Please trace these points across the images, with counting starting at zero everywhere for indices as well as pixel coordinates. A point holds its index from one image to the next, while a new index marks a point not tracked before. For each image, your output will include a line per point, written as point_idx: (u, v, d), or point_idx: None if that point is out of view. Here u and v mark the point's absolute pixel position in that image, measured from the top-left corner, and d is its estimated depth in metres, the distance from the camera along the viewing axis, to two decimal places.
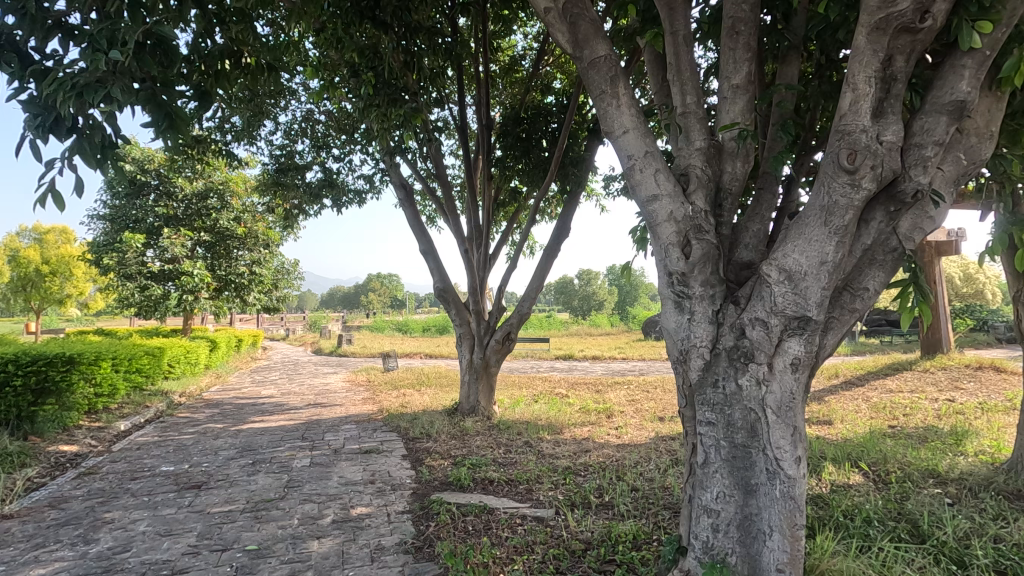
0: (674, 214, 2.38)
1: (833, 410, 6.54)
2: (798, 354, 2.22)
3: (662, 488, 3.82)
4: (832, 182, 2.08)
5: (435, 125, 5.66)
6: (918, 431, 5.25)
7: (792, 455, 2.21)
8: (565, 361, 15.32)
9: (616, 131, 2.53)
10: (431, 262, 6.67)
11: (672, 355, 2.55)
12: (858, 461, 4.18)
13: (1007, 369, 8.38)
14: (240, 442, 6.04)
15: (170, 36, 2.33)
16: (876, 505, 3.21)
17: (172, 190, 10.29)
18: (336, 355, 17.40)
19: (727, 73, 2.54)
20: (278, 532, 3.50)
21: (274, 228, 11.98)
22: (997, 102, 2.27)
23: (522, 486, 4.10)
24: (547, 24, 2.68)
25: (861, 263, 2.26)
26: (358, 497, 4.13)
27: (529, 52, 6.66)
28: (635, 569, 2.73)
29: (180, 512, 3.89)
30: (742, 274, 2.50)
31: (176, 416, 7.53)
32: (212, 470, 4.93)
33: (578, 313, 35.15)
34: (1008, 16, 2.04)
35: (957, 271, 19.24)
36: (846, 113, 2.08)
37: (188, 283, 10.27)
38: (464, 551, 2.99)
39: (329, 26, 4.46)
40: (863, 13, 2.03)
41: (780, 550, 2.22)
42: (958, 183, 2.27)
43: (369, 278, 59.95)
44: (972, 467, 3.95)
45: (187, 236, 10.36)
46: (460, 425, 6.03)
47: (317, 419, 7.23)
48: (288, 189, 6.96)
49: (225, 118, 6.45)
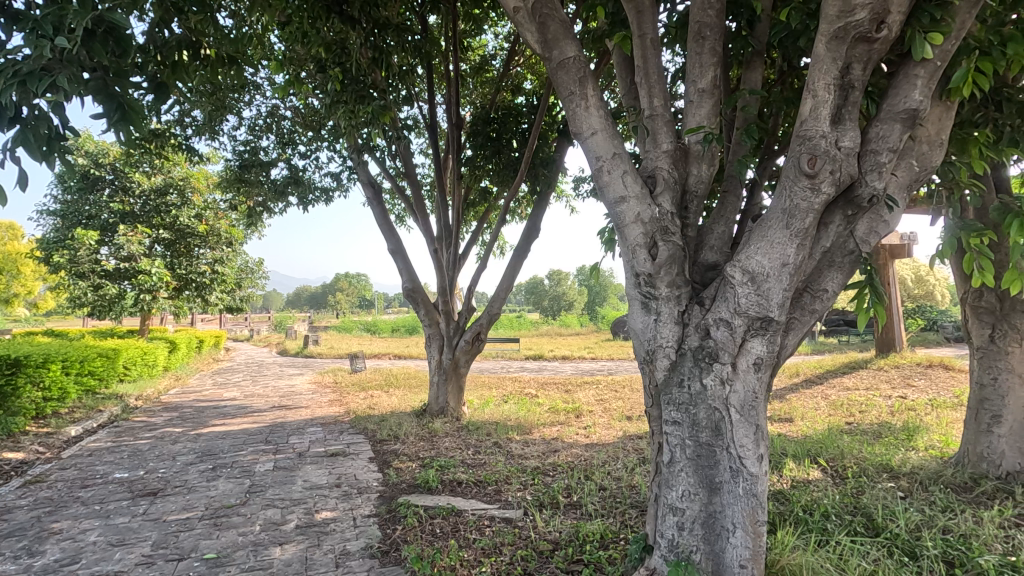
0: (641, 215, 2.40)
1: (793, 408, 6.73)
2: (760, 354, 2.27)
3: (630, 487, 3.85)
4: (793, 187, 2.13)
5: (405, 124, 5.59)
6: (873, 427, 5.46)
7: (754, 453, 2.27)
8: (535, 361, 15.36)
9: (584, 133, 2.54)
10: (400, 262, 6.59)
11: (638, 355, 2.57)
12: (817, 457, 4.31)
13: (955, 367, 8.77)
14: (200, 446, 5.85)
15: (124, 25, 2.21)
16: (833, 500, 3.32)
17: (128, 185, 9.95)
18: (304, 356, 17.10)
19: (693, 77, 2.58)
20: (239, 539, 3.40)
21: (238, 226, 11.65)
22: (947, 111, 2.37)
23: (490, 487, 4.07)
24: (516, 24, 2.66)
25: (821, 265, 2.32)
26: (324, 501, 4.04)
27: (500, 52, 6.67)
28: (602, 569, 2.75)
29: (134, 520, 3.74)
30: (707, 276, 2.54)
31: (132, 420, 7.25)
32: (169, 476, 4.76)
33: (548, 313, 35.30)
34: (957, 29, 2.14)
35: (909, 273, 20.13)
36: (807, 119, 2.13)
37: (146, 282, 9.89)
38: (432, 554, 2.95)
39: (296, 20, 4.39)
40: (823, 21, 2.08)
41: (743, 546, 2.26)
42: (911, 188, 2.36)
43: (337, 279, 59.03)
44: (922, 461, 4.12)
45: (144, 233, 10.00)
46: (429, 426, 5.98)
47: (281, 422, 7.05)
48: (252, 186, 6.76)
49: (186, 111, 6.24)
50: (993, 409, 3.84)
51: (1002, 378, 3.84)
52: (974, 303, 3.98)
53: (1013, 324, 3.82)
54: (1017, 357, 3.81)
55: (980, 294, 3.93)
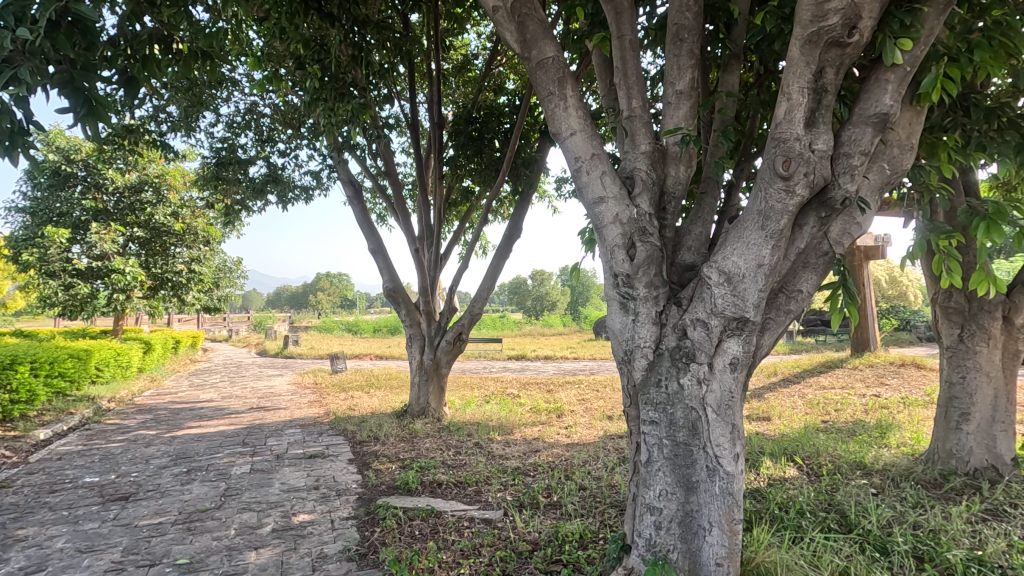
0: (619, 215, 2.41)
1: (771, 406, 6.82)
2: (736, 354, 2.29)
3: (609, 487, 3.87)
4: (768, 189, 2.15)
5: (385, 122, 5.53)
6: (848, 425, 5.56)
7: (730, 452, 2.30)
8: (518, 361, 15.38)
9: (563, 133, 2.54)
10: (381, 262, 6.53)
11: (617, 355, 2.58)
12: (793, 455, 4.37)
13: (927, 366, 8.99)
14: (174, 449, 5.73)
15: (90, 17, 2.14)
16: (808, 497, 3.38)
17: (101, 182, 9.72)
18: (284, 356, 16.89)
19: (671, 79, 2.60)
20: (213, 544, 3.33)
21: (215, 225, 11.47)
22: (917, 115, 2.42)
23: (470, 488, 4.06)
24: (495, 23, 2.64)
25: (796, 266, 2.36)
26: (301, 504, 3.98)
27: (482, 52, 6.66)
28: (580, 569, 2.76)
29: (104, 526, 3.64)
30: (685, 276, 2.56)
31: (104, 423, 7.07)
32: (141, 480, 4.65)
33: (532, 313, 35.33)
34: (926, 35, 2.19)
35: (882, 275, 20.60)
36: (782, 122, 2.16)
37: (119, 281, 9.64)
38: (410, 556, 2.92)
39: (273, 16, 4.30)
40: (797, 26, 2.11)
41: (719, 544, 2.29)
42: (883, 191, 2.40)
43: (318, 278, 58.43)
44: (894, 458, 4.21)
45: (118, 231, 9.75)
46: (409, 428, 5.93)
47: (258, 423, 6.96)
48: (230, 183, 6.63)
49: (160, 107, 6.10)
50: (962, 407, 3.94)
51: (970, 376, 3.93)
52: (944, 303, 4.07)
53: (981, 325, 3.91)
54: (984, 356, 3.90)
55: (950, 295, 4.02)
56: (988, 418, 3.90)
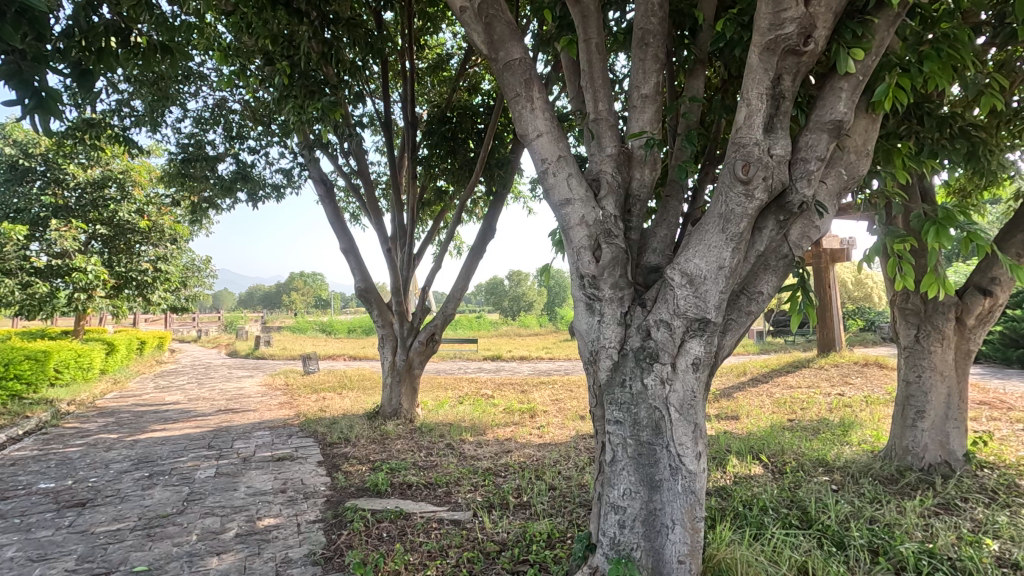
0: (585, 217, 2.42)
1: (739, 406, 6.96)
2: (699, 354, 2.33)
3: (579, 486, 3.88)
4: (729, 192, 2.19)
5: (358, 119, 5.45)
6: (812, 424, 5.70)
7: (693, 451, 2.34)
8: (493, 361, 15.44)
9: (530, 135, 2.55)
10: (352, 261, 6.46)
11: (582, 356, 2.59)
12: (759, 453, 4.46)
13: (888, 365, 9.28)
14: (136, 453, 5.57)
15: (39, 9, 2.03)
16: (771, 494, 3.45)
17: (61, 177, 9.42)
18: (255, 356, 16.60)
19: (637, 82, 2.63)
20: (173, 550, 3.25)
21: (183, 222, 11.20)
22: (872, 123, 2.50)
23: (440, 489, 4.05)
24: (463, 23, 2.63)
25: (757, 268, 2.41)
26: (266, 508, 3.90)
27: (457, 51, 6.65)
28: (546, 569, 2.77)
29: (59, 533, 3.52)
30: (649, 277, 2.60)
31: (62, 427, 6.82)
32: (100, 486, 4.50)
33: (508, 313, 35.32)
34: (877, 46, 2.27)
35: (849, 276, 21.13)
36: (742, 126, 2.20)
37: (81, 280, 9.23)
38: (376, 558, 2.90)
39: (242, 10, 4.24)
40: (756, 33, 2.15)
41: (681, 542, 2.33)
42: (840, 196, 2.47)
43: (292, 278, 57.53)
44: (855, 455, 4.34)
45: (80, 228, 9.39)
46: (381, 429, 5.87)
47: (226, 426, 6.80)
48: (196, 181, 6.46)
49: (124, 100, 5.93)
50: (918, 405, 4.07)
51: (925, 375, 4.07)
52: (902, 304, 4.20)
53: (935, 325, 4.04)
54: (938, 356, 4.04)
55: (907, 296, 4.15)
56: (942, 416, 4.04)
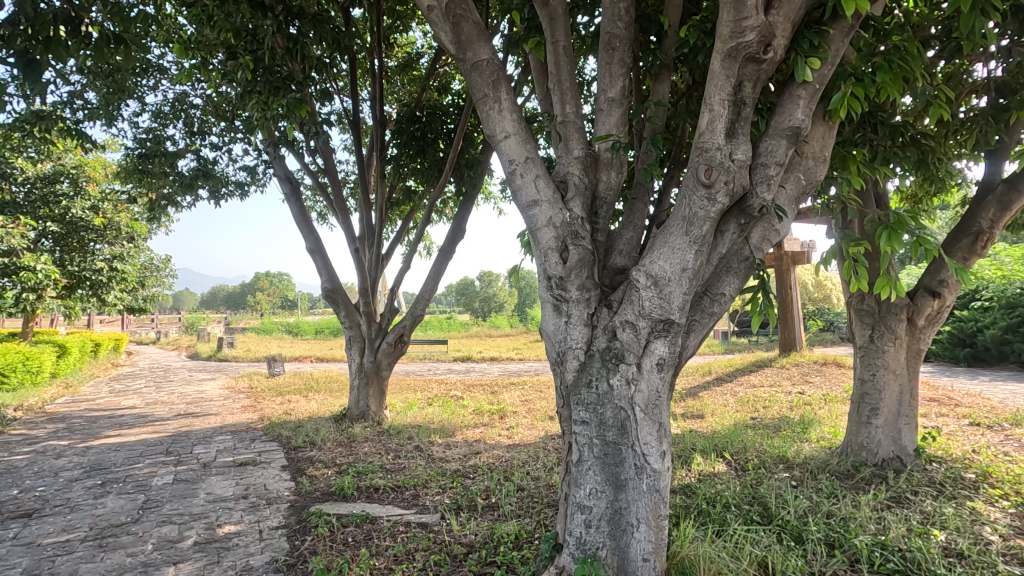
0: (553, 219, 2.44)
1: (705, 405, 7.11)
2: (663, 355, 2.37)
3: (547, 486, 3.90)
4: (692, 196, 2.24)
5: (325, 117, 5.36)
6: (774, 421, 5.85)
7: (657, 450, 2.38)
8: (464, 362, 15.38)
9: (497, 136, 2.54)
10: (319, 261, 6.34)
11: (549, 356, 2.60)
12: (723, 451, 4.55)
13: (845, 364, 9.60)
14: (88, 460, 5.34)
15: None
16: (734, 491, 3.53)
17: (9, 172, 9.00)
18: (217, 359, 16.13)
19: (603, 86, 2.65)
20: (127, 561, 3.12)
21: (140, 220, 10.84)
22: (829, 130, 2.58)
23: (408, 491, 4.00)
24: (431, 22, 2.60)
25: (720, 270, 2.46)
26: (227, 514, 3.80)
27: (427, 51, 6.62)
28: (514, 569, 2.77)
29: (2, 546, 3.35)
30: (616, 279, 2.63)
31: (8, 434, 6.49)
32: (48, 495, 4.29)
33: (479, 313, 35.26)
34: (832, 56, 2.35)
35: (809, 277, 21.79)
36: (705, 131, 2.25)
37: (30, 280, 8.71)
38: (340, 564, 2.84)
39: (202, 2, 4.11)
40: (718, 40, 2.19)
41: (646, 540, 2.36)
42: (799, 200, 2.55)
43: (257, 278, 56.19)
44: (813, 452, 4.48)
45: (29, 224, 8.89)
46: (348, 432, 5.78)
47: (186, 431, 6.58)
48: (155, 177, 6.24)
49: (77, 93, 5.69)
50: (872, 403, 4.23)
51: (879, 374, 4.22)
52: (858, 306, 4.35)
53: (888, 326, 4.21)
54: (892, 355, 4.20)
55: (862, 298, 4.30)
56: (894, 412, 4.20)
